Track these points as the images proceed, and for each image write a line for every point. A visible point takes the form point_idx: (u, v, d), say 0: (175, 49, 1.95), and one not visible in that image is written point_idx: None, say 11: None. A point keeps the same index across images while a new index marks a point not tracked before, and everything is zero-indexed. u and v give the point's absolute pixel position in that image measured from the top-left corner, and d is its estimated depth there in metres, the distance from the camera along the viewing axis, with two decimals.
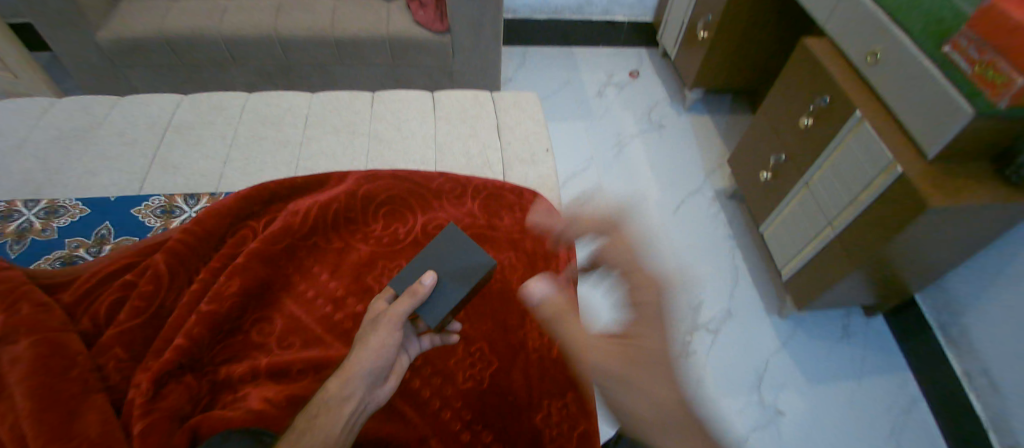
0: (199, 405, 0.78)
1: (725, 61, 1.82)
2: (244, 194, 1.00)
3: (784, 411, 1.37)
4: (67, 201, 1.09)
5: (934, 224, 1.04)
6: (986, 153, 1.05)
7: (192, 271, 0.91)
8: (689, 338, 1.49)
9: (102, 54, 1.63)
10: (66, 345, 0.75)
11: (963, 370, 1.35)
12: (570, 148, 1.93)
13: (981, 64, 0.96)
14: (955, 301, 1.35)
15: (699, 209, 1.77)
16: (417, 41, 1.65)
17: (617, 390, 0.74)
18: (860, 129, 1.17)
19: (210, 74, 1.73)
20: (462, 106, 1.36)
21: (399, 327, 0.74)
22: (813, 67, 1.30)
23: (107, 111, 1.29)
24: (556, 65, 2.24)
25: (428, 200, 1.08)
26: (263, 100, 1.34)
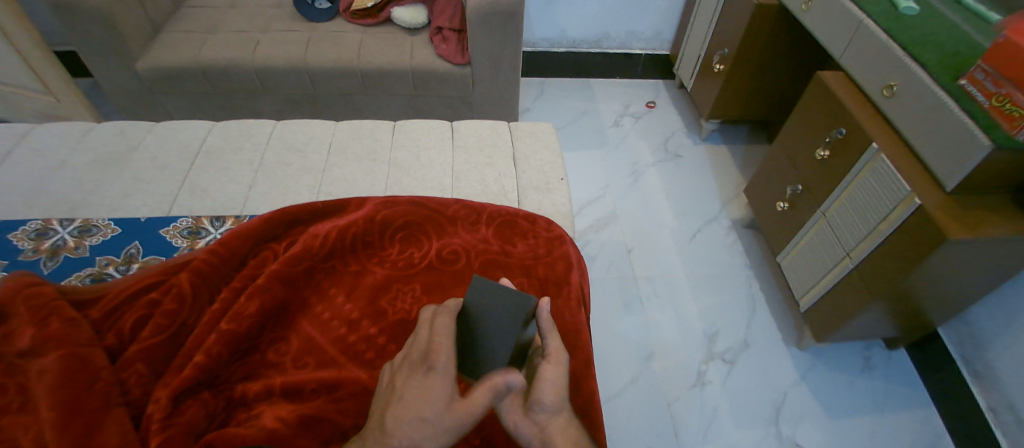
0: (214, 422, 0.79)
1: (741, 93, 1.84)
2: (268, 217, 1.05)
3: (804, 446, 1.33)
4: (100, 221, 1.14)
5: (955, 256, 1.02)
6: (1005, 182, 1.03)
7: (214, 290, 0.94)
8: (704, 369, 1.46)
9: (140, 81, 1.72)
10: (91, 359, 0.78)
11: (988, 406, 1.29)
12: (586, 176, 1.95)
13: (998, 96, 0.97)
14: (978, 335, 1.31)
15: (714, 238, 1.76)
16: (439, 72, 1.72)
17: (558, 406, 0.68)
18: (877, 161, 1.16)
19: (241, 102, 1.81)
20: (479, 135, 1.40)
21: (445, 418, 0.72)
22: (828, 100, 1.31)
23: (143, 136, 1.36)
24: (573, 95, 2.29)
25: (444, 226, 1.11)
26: (290, 128, 1.40)
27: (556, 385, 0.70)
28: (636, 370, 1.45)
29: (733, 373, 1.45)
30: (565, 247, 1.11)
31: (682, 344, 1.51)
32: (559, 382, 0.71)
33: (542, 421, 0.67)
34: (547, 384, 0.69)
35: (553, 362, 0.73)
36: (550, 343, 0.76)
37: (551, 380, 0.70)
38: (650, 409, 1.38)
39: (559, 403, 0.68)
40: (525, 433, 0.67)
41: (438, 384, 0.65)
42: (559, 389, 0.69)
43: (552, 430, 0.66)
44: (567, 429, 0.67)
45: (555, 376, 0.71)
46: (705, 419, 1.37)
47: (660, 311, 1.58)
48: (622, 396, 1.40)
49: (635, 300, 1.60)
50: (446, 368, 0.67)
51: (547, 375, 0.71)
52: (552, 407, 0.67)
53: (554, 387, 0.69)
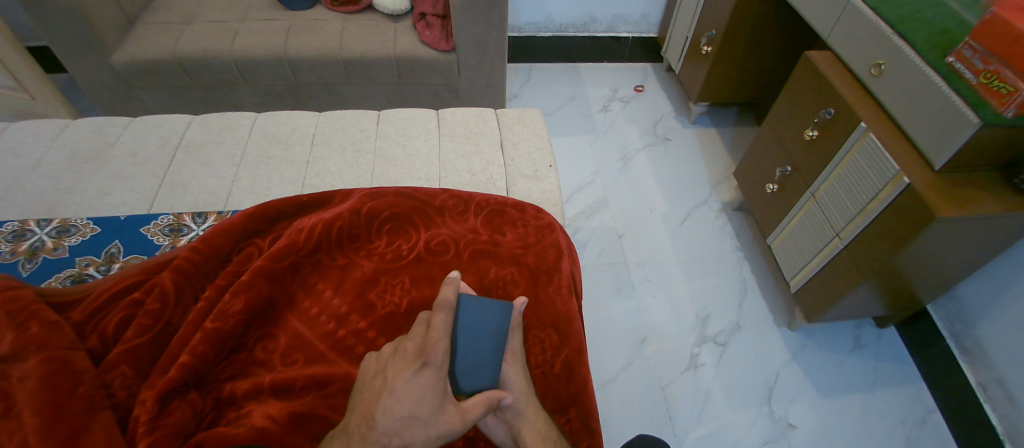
0: (203, 422, 0.78)
1: (729, 75, 1.83)
2: (251, 213, 1.02)
3: (795, 425, 1.34)
4: (78, 221, 1.11)
5: (944, 234, 1.03)
6: (995, 159, 1.03)
7: (197, 288, 0.92)
8: (696, 351, 1.47)
9: (116, 76, 1.67)
10: (73, 362, 0.76)
11: (977, 381, 1.31)
12: (575, 162, 1.94)
13: (985, 73, 0.97)
14: (967, 311, 1.32)
15: (705, 222, 1.76)
16: (424, 60, 1.68)
17: (523, 403, 0.77)
18: (865, 140, 1.16)
19: (222, 95, 1.77)
20: (466, 123, 1.38)
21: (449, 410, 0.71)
22: (817, 80, 1.30)
23: (120, 132, 1.33)
24: (561, 80, 2.26)
25: (432, 217, 1.09)
26: (272, 120, 1.37)
27: (518, 383, 0.78)
28: (629, 355, 1.46)
29: (725, 355, 1.46)
30: (555, 235, 1.10)
31: (674, 328, 1.51)
32: (521, 382, 0.79)
33: (512, 419, 0.75)
34: (511, 382, 0.78)
35: (513, 361, 0.80)
36: (511, 341, 0.81)
37: (513, 379, 0.78)
38: (644, 393, 1.39)
39: (524, 400, 0.77)
40: (497, 431, 0.76)
41: (432, 382, 0.65)
42: (522, 386, 0.79)
43: (521, 425, 0.75)
44: (536, 423, 0.75)
45: (515, 374, 0.79)
46: (698, 402, 1.38)
47: (652, 295, 1.58)
48: (616, 381, 1.41)
49: (627, 286, 1.60)
50: (440, 367, 0.67)
51: (509, 374, 0.79)
52: (518, 404, 0.76)
53: (517, 384, 0.78)
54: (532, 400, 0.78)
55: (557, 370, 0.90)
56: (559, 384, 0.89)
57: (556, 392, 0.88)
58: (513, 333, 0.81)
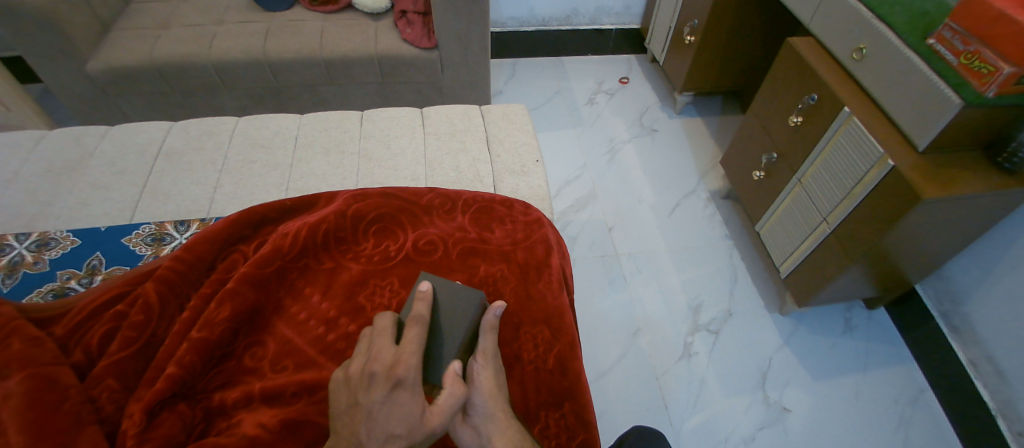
0: (193, 433, 0.77)
1: (712, 64, 1.83)
2: (233, 219, 1.01)
3: (790, 409, 1.36)
4: (58, 233, 1.09)
5: (929, 215, 1.04)
6: (978, 139, 1.05)
7: (182, 298, 0.91)
8: (690, 340, 1.47)
9: (92, 84, 1.64)
10: (58, 378, 0.75)
11: (968, 359, 1.33)
12: (563, 156, 1.93)
13: (966, 54, 0.97)
14: (955, 290, 1.34)
15: (693, 211, 1.77)
16: (406, 58, 1.67)
17: (491, 406, 0.74)
18: (849, 124, 1.16)
19: (201, 99, 1.74)
20: (451, 120, 1.37)
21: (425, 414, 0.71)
22: (798, 66, 1.30)
23: (98, 141, 1.30)
24: (545, 74, 2.25)
25: (419, 217, 1.08)
26: (254, 124, 1.34)
27: (488, 386, 0.76)
28: (624, 346, 1.46)
29: (718, 342, 1.47)
30: (544, 230, 1.09)
31: (667, 317, 1.52)
32: (490, 384, 0.77)
33: (480, 424, 0.73)
34: (481, 384, 0.76)
35: (484, 363, 0.78)
36: (484, 344, 0.80)
37: (484, 382, 0.76)
38: (640, 383, 1.40)
39: (493, 403, 0.75)
40: (465, 437, 0.73)
41: (408, 399, 0.66)
42: (493, 389, 0.76)
43: (491, 430, 0.72)
44: (506, 430, 0.72)
45: (486, 377, 0.77)
46: (693, 390, 1.39)
47: (644, 286, 1.58)
48: (612, 372, 1.41)
49: (619, 277, 1.60)
50: (414, 384, 0.68)
51: (479, 377, 0.77)
52: (486, 408, 0.74)
53: (488, 388, 0.76)
54: (502, 406, 0.75)
55: (550, 365, 0.90)
56: (552, 379, 0.89)
57: (550, 387, 0.88)
58: (486, 335, 0.80)
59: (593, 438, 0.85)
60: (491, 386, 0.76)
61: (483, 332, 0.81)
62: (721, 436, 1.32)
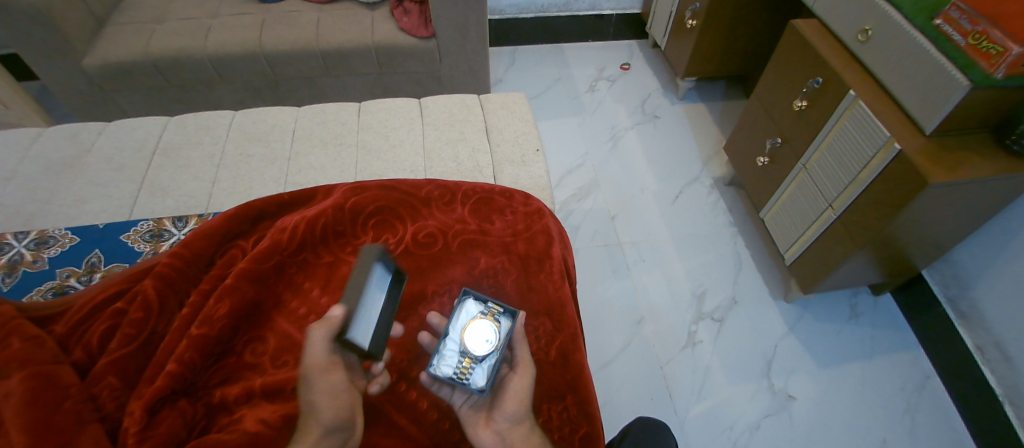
0: (195, 430, 0.77)
1: (714, 49, 1.80)
2: (230, 214, 1.00)
3: (795, 397, 1.35)
4: (56, 231, 1.08)
5: (936, 200, 1.02)
6: (986, 121, 1.02)
7: (181, 294, 0.90)
8: (694, 329, 1.46)
9: (89, 80, 1.62)
10: (58, 377, 0.75)
11: (975, 345, 1.31)
12: (564, 145, 1.91)
13: (974, 34, 0.93)
14: (962, 275, 1.32)
15: (696, 198, 1.75)
16: (403, 48, 1.64)
17: (519, 414, 0.67)
18: (854, 108, 1.14)
19: (199, 94, 1.72)
20: (449, 110, 1.35)
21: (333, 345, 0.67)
22: (803, 49, 1.28)
23: (94, 138, 1.29)
24: (545, 62, 2.22)
25: (418, 209, 1.07)
26: (250, 117, 1.33)
27: (519, 395, 0.69)
28: (627, 335, 1.45)
29: (722, 331, 1.46)
30: (545, 220, 1.08)
31: (671, 306, 1.51)
32: (522, 391, 0.70)
33: (504, 431, 0.66)
34: (512, 392, 0.69)
35: (520, 371, 0.73)
36: (518, 353, 0.76)
37: (515, 390, 0.70)
38: (644, 373, 1.39)
39: (521, 413, 0.67)
40: (485, 442, 0.67)
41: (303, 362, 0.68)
42: (524, 399, 0.69)
43: (515, 440, 0.65)
44: (530, 439, 0.66)
45: (519, 387, 0.71)
46: (697, 379, 1.38)
47: (647, 274, 1.57)
48: (616, 362, 1.41)
49: (622, 266, 1.59)
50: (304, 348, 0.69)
51: (511, 384, 0.71)
52: (513, 416, 0.67)
53: (517, 396, 0.69)
54: (531, 417, 0.69)
55: (553, 358, 0.90)
56: (554, 372, 0.89)
57: (552, 380, 0.88)
58: (520, 344, 0.76)
59: (596, 431, 0.85)
60: (522, 394, 0.69)
61: (514, 340, 0.77)
62: (726, 424, 1.31)
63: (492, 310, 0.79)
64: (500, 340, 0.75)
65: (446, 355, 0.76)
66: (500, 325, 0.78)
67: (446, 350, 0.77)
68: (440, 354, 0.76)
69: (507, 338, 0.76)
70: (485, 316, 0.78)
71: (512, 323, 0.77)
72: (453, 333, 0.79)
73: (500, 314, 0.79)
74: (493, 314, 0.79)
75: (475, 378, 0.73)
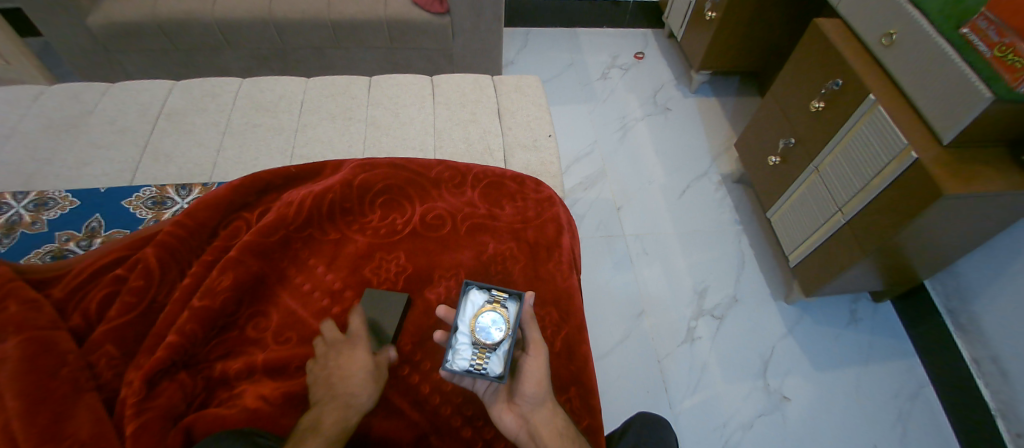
0: (194, 403, 0.76)
1: (732, 43, 1.77)
2: (236, 185, 0.98)
3: (790, 398, 1.36)
4: (56, 193, 1.06)
5: (949, 212, 1.01)
6: (1006, 135, 1.00)
7: (183, 264, 0.89)
8: (693, 325, 1.46)
9: (93, 39, 1.58)
10: (56, 343, 0.74)
11: (972, 357, 1.31)
12: (573, 131, 1.89)
13: (1000, 46, 0.92)
14: (965, 287, 1.32)
15: (704, 194, 1.74)
16: (416, 23, 1.60)
17: (542, 397, 0.69)
18: (873, 113, 1.12)
19: (204, 59, 1.68)
20: (461, 90, 1.32)
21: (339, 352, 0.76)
22: (825, 49, 1.25)
23: (97, 99, 1.26)
24: (559, 46, 2.18)
25: (426, 189, 1.05)
26: (258, 86, 1.30)
27: (537, 378, 0.70)
28: (627, 328, 1.45)
29: (722, 328, 1.46)
30: (555, 208, 1.06)
31: (671, 301, 1.50)
32: (540, 374, 0.71)
33: (528, 414, 0.69)
34: (530, 376, 0.70)
35: (534, 353, 0.72)
36: (529, 334, 0.74)
37: (532, 373, 0.70)
38: (640, 367, 1.39)
39: (542, 395, 0.69)
40: (511, 426, 0.69)
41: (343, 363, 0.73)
42: (542, 380, 0.70)
43: (540, 421, 0.67)
44: (554, 419, 0.68)
45: (536, 368, 0.71)
46: (694, 375, 1.38)
47: (649, 267, 1.57)
48: (614, 354, 1.41)
49: (625, 258, 1.58)
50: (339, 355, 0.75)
51: (528, 367, 0.71)
52: (535, 399, 0.69)
53: (536, 379, 0.70)
54: (551, 396, 0.71)
55: (557, 348, 0.89)
56: (559, 363, 0.88)
57: (556, 370, 0.87)
58: (530, 325, 0.74)
59: (597, 424, 0.84)
60: (540, 375, 0.70)
61: (525, 322, 0.75)
62: (718, 421, 1.32)
63: (497, 297, 0.77)
64: (512, 325, 0.74)
65: (459, 349, 0.73)
66: (507, 308, 0.76)
67: (458, 343, 0.73)
68: (453, 346, 0.73)
69: (517, 321, 0.75)
70: (493, 305, 0.75)
71: (520, 306, 0.76)
72: (461, 324, 0.75)
73: (505, 300, 0.77)
74: (500, 300, 0.77)
75: (494, 364, 0.71)
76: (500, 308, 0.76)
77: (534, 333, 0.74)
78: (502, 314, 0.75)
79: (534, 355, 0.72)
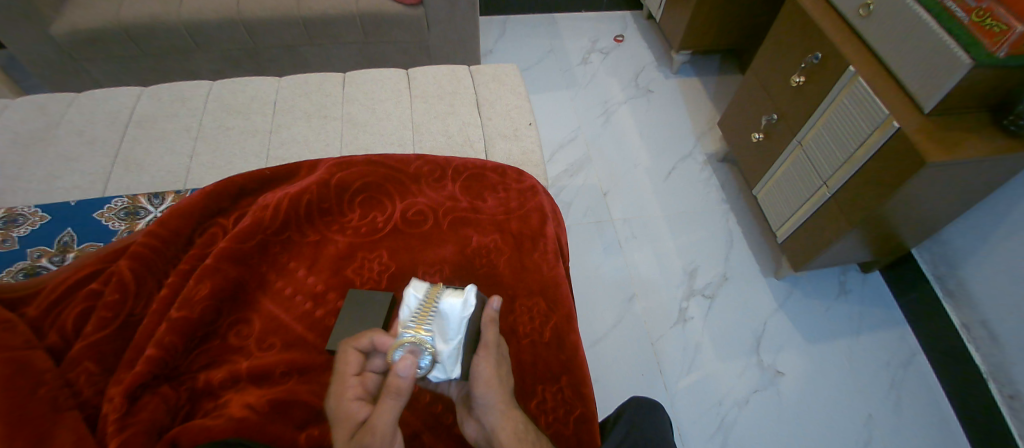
0: (179, 415, 0.75)
1: (711, 22, 1.75)
2: (209, 191, 0.95)
3: (784, 372, 1.37)
4: (26, 209, 1.03)
5: (932, 179, 1.01)
6: (984, 101, 1.01)
7: (159, 274, 0.87)
8: (685, 306, 1.46)
9: (58, 48, 1.53)
10: (31, 363, 0.72)
11: (961, 322, 1.32)
12: (556, 118, 1.87)
13: (978, 11, 0.93)
14: (951, 254, 1.33)
15: (690, 174, 1.73)
16: (389, 16, 1.57)
17: (493, 399, 0.68)
18: (853, 85, 1.11)
19: (175, 63, 1.64)
20: (438, 82, 1.30)
21: (346, 407, 0.62)
22: (802, 22, 1.24)
23: (64, 109, 1.22)
24: (537, 32, 2.15)
25: (407, 185, 1.03)
26: (229, 88, 1.27)
27: (487, 377, 0.69)
28: (619, 312, 1.45)
29: (713, 308, 1.46)
30: (538, 198, 1.05)
31: (663, 283, 1.51)
32: (492, 374, 0.70)
33: (482, 418, 0.68)
34: (479, 376, 0.69)
35: (485, 353, 0.71)
36: (485, 334, 0.74)
37: (483, 373, 0.70)
38: (633, 350, 1.39)
39: (493, 396, 0.68)
40: (473, 431, 0.70)
41: (344, 434, 0.60)
42: (493, 380, 0.69)
43: (492, 425, 0.66)
44: (511, 423, 0.66)
45: (486, 367, 0.70)
46: (688, 355, 1.39)
47: (638, 250, 1.56)
48: (608, 339, 1.41)
49: (614, 242, 1.58)
50: (345, 415, 0.61)
51: (479, 367, 0.70)
52: (486, 401, 0.68)
53: (486, 380, 0.69)
54: (505, 398, 0.69)
55: (547, 339, 0.88)
56: (549, 353, 0.87)
57: (546, 360, 0.87)
58: (486, 326, 0.73)
59: (590, 412, 0.83)
60: (490, 376, 0.70)
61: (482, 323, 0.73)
62: (714, 399, 1.33)
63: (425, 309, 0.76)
64: (446, 336, 0.75)
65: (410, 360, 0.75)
66: (436, 316, 0.76)
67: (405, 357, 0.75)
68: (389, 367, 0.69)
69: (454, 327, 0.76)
70: (415, 329, 0.73)
71: (451, 310, 0.76)
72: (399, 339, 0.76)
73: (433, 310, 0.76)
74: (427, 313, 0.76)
75: (438, 371, 0.74)
76: (425, 326, 0.74)
77: (488, 333, 0.73)
78: (426, 336, 0.73)
79: (484, 356, 0.71)
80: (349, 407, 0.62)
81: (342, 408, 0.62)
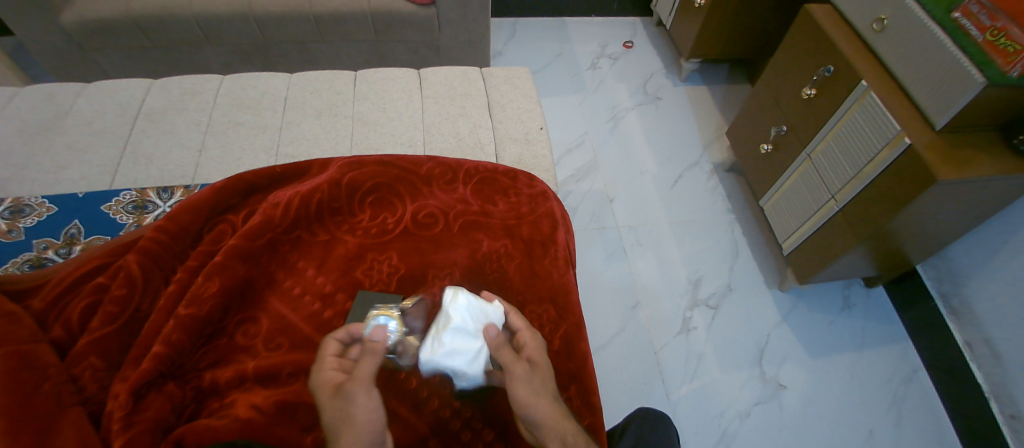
0: (184, 414, 0.74)
1: (722, 31, 1.75)
2: (220, 187, 0.95)
3: (786, 385, 1.36)
4: (32, 199, 1.02)
5: (944, 196, 1.00)
6: (996, 119, 1.00)
7: (167, 270, 0.86)
8: (688, 315, 1.46)
9: (67, 37, 1.52)
10: (37, 356, 0.71)
11: (964, 340, 1.32)
12: (565, 122, 1.87)
13: (992, 30, 0.93)
14: (956, 272, 1.33)
15: (696, 183, 1.73)
16: (401, 15, 1.57)
17: (540, 410, 0.61)
18: (865, 100, 1.11)
19: (184, 55, 1.63)
20: (450, 84, 1.29)
21: (328, 376, 0.63)
22: (815, 35, 1.24)
23: (73, 99, 1.21)
24: (547, 36, 2.15)
25: (417, 187, 1.03)
26: (240, 83, 1.26)
27: (526, 392, 0.63)
28: (623, 320, 1.45)
29: (717, 318, 1.46)
30: (549, 203, 1.04)
31: (666, 291, 1.50)
32: (532, 388, 0.64)
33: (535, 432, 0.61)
34: (518, 394, 0.63)
35: (515, 369, 0.66)
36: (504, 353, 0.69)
37: (521, 390, 0.64)
38: (636, 359, 1.39)
39: (539, 406, 0.62)
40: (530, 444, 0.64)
41: (330, 395, 0.61)
42: (534, 393, 0.63)
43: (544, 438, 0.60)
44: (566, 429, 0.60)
45: (522, 384, 0.64)
46: (690, 365, 1.38)
47: (642, 258, 1.56)
48: (611, 346, 1.40)
49: (619, 249, 1.57)
50: (328, 381, 0.62)
51: (516, 386, 0.64)
52: (535, 413, 0.61)
53: (525, 394, 0.63)
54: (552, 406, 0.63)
55: (556, 347, 0.88)
56: (558, 361, 0.87)
57: (555, 368, 0.86)
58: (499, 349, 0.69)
59: (598, 423, 0.83)
60: (511, 357, 0.68)
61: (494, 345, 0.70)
62: (715, 410, 1.32)
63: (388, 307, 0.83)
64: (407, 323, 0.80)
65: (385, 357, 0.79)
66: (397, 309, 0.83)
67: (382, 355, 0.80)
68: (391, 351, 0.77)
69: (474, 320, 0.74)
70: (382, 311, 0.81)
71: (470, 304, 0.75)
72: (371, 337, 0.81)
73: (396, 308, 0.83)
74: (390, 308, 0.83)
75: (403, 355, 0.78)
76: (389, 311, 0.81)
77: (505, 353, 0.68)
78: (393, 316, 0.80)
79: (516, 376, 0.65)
80: (330, 374, 0.63)
81: (323, 377, 0.63)
